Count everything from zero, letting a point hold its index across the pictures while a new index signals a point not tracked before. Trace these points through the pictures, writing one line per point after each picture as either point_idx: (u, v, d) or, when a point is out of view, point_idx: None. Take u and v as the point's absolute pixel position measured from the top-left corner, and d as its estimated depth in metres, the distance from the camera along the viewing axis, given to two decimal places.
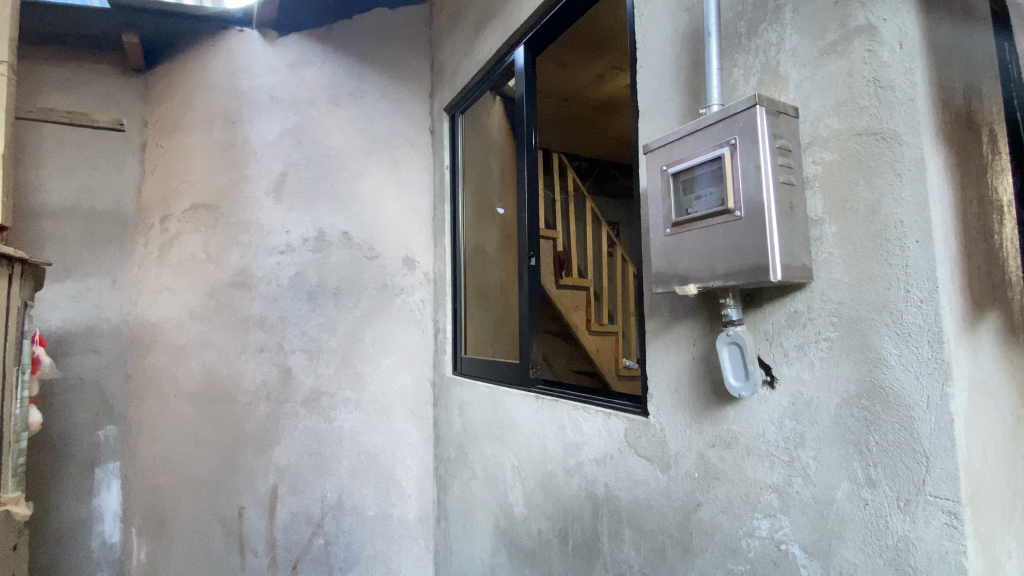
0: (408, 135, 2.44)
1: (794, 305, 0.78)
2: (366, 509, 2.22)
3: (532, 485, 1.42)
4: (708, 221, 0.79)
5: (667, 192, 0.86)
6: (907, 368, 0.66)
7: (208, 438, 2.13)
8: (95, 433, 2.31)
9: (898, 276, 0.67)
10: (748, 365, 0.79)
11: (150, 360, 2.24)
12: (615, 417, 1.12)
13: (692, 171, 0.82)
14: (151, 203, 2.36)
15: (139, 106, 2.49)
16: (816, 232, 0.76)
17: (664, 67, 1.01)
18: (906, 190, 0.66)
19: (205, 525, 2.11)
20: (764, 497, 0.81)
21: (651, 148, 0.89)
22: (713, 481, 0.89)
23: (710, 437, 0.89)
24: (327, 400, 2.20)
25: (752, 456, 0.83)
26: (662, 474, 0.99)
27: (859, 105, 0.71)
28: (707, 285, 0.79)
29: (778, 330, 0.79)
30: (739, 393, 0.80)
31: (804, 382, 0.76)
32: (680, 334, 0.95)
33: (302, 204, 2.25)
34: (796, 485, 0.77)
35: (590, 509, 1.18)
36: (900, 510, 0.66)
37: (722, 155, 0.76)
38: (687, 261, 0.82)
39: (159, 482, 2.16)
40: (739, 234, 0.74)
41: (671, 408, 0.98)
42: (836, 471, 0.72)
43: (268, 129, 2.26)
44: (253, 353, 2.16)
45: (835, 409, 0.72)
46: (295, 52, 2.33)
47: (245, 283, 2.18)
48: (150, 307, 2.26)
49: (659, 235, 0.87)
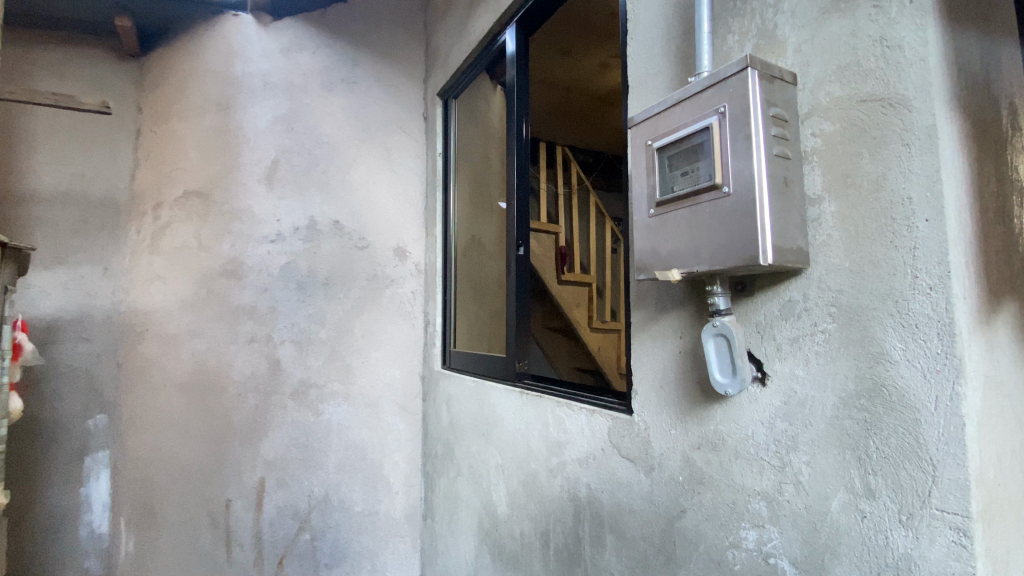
0: (402, 122, 2.38)
1: (788, 294, 0.70)
2: (352, 505, 2.17)
3: (515, 485, 1.35)
4: (694, 199, 0.70)
5: (652, 168, 0.77)
6: (913, 364, 0.58)
7: (196, 429, 2.09)
8: (84, 422, 2.26)
9: (904, 260, 0.59)
10: (735, 360, 0.70)
11: (140, 350, 2.19)
12: (598, 415, 1.05)
13: (677, 145, 0.73)
14: (143, 189, 2.31)
15: (135, 93, 2.45)
16: (814, 213, 0.68)
17: (655, 39, 0.93)
18: (916, 163, 0.58)
19: (192, 517, 2.07)
20: (752, 506, 0.73)
21: (636, 122, 0.81)
22: (698, 486, 0.81)
23: (697, 438, 0.82)
24: (315, 393, 2.15)
25: (739, 460, 0.75)
26: (645, 476, 0.92)
27: (864, 68, 0.64)
28: (692, 272, 0.71)
29: (771, 321, 0.71)
30: (726, 391, 0.72)
31: (798, 380, 0.68)
32: (666, 326, 0.87)
33: (293, 192, 2.20)
34: (787, 493, 0.69)
35: (572, 512, 1.11)
36: (902, 525, 0.58)
37: (711, 125, 0.68)
38: (670, 246, 0.74)
39: (148, 473, 2.12)
40: (727, 216, 0.66)
41: (656, 406, 0.90)
42: (829, 478, 0.65)
43: (260, 115, 2.20)
44: (241, 343, 2.10)
45: (832, 409, 0.65)
46: (289, 36, 2.27)
47: (234, 272, 2.13)
48: (141, 296, 2.21)
49: (643, 217, 0.79)
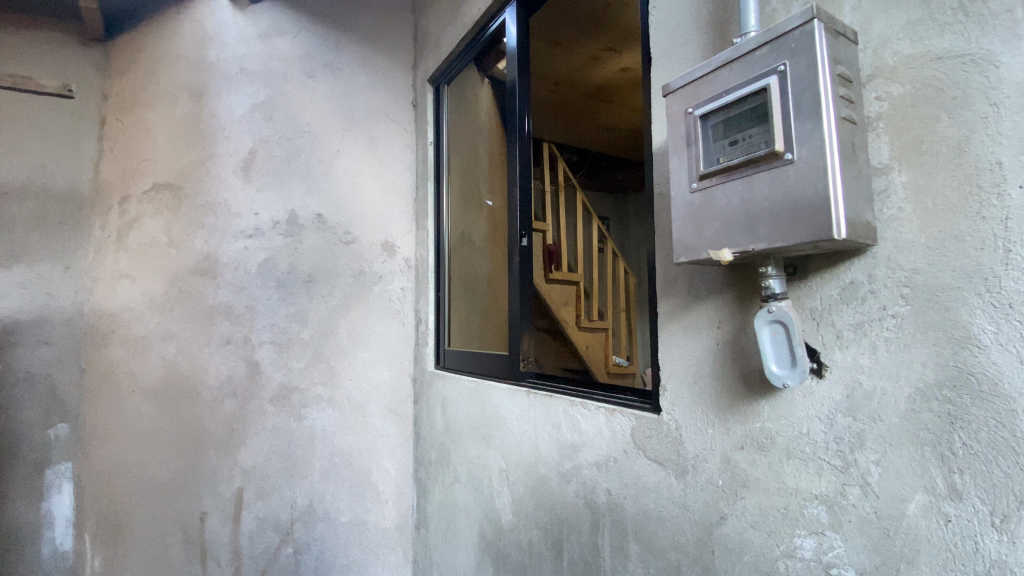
0: (388, 111, 2.28)
1: (850, 275, 0.63)
2: (338, 515, 2.05)
3: (521, 491, 1.26)
4: (747, 170, 0.63)
5: (694, 138, 0.70)
6: (1007, 348, 0.51)
7: (167, 438, 1.94)
8: (45, 432, 2.06)
9: (994, 233, 0.52)
10: (794, 349, 0.63)
11: (105, 354, 2.02)
12: (619, 414, 0.97)
13: (723, 111, 0.66)
14: (109, 182, 2.14)
15: (100, 80, 2.27)
16: (881, 184, 0.61)
17: (682, 6, 0.86)
18: (1007, 123, 0.52)
19: (164, 532, 1.92)
20: (809, 511, 0.66)
21: (672, 89, 0.73)
22: (741, 490, 0.74)
23: (740, 437, 0.74)
24: (298, 397, 2.03)
25: (792, 460, 0.68)
26: (677, 481, 0.84)
27: (939, 22, 0.57)
28: (747, 251, 0.63)
29: (830, 306, 0.65)
30: (783, 383, 0.64)
31: (863, 370, 0.62)
32: (702, 316, 0.80)
33: (273, 185, 2.07)
34: (852, 496, 0.62)
35: (589, 520, 1.03)
36: (995, 529, 0.52)
37: (768, 85, 0.60)
38: (719, 223, 0.66)
39: (114, 487, 1.95)
40: (790, 188, 0.58)
41: (690, 404, 0.83)
42: (904, 479, 0.58)
43: (237, 103, 2.07)
44: (216, 346, 1.97)
45: (907, 402, 0.58)
46: (267, 20, 2.14)
47: (209, 270, 1.99)
48: (107, 296, 2.04)
49: (683, 193, 0.71)
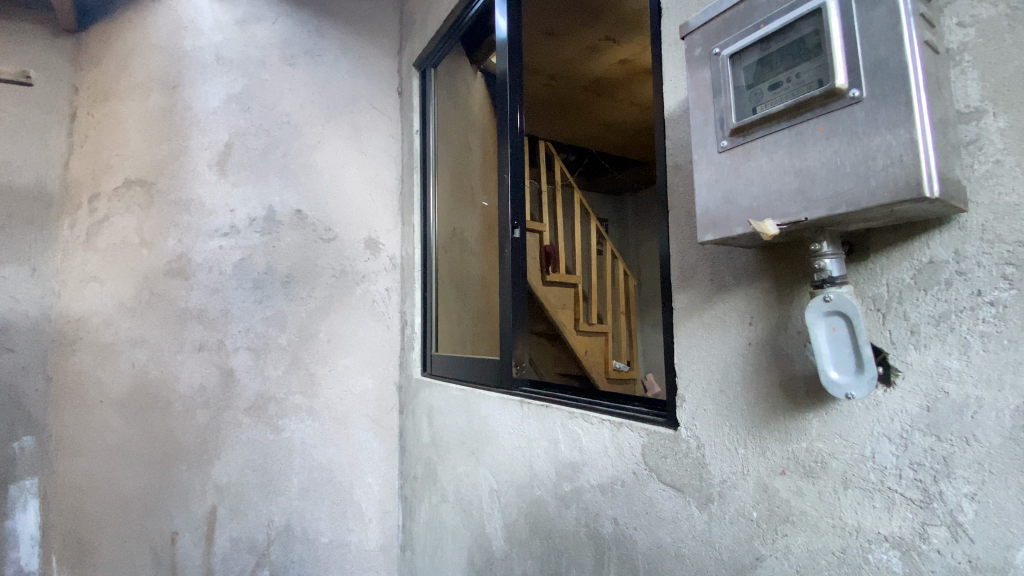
0: (372, 100, 2.16)
1: (929, 253, 0.49)
2: (319, 536, 1.90)
3: (514, 515, 1.11)
4: (797, 118, 0.49)
5: (722, 84, 0.56)
6: None
7: (136, 453, 1.78)
8: (8, 445, 1.84)
9: None
10: (858, 348, 0.49)
11: (71, 363, 1.86)
12: (626, 429, 0.83)
13: (760, 47, 0.52)
14: (79, 178, 1.97)
15: (68, 70, 2.07)
16: (970, 133, 0.47)
17: None
18: None
19: (132, 554, 1.76)
20: (876, 556, 0.52)
21: (693, 27, 0.60)
22: (783, 526, 0.60)
23: (780, 460, 0.60)
24: (275, 407, 1.88)
25: (852, 491, 0.54)
26: (700, 510, 0.70)
27: None
28: (798, 223, 0.49)
29: (902, 294, 0.50)
30: (846, 395, 0.50)
31: (949, 375, 0.47)
32: (729, 309, 0.66)
33: (250, 180, 1.92)
34: (935, 539, 0.48)
35: (592, 552, 0.89)
36: None
37: (824, 4, 0.46)
38: (758, 189, 0.52)
39: (80, 505, 1.79)
40: (858, 135, 0.44)
41: (714, 418, 0.69)
42: (1010, 520, 0.43)
43: (213, 93, 1.92)
44: (189, 352, 1.82)
45: (1014, 417, 0.44)
46: (245, 5, 2.00)
47: (182, 271, 1.84)
48: (74, 300, 1.88)
49: (708, 154, 0.58)
